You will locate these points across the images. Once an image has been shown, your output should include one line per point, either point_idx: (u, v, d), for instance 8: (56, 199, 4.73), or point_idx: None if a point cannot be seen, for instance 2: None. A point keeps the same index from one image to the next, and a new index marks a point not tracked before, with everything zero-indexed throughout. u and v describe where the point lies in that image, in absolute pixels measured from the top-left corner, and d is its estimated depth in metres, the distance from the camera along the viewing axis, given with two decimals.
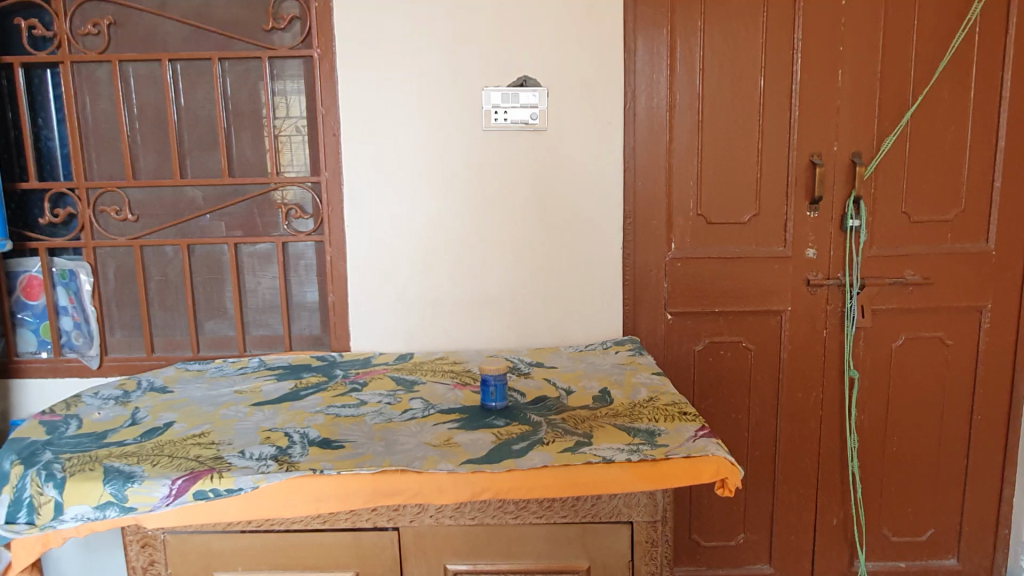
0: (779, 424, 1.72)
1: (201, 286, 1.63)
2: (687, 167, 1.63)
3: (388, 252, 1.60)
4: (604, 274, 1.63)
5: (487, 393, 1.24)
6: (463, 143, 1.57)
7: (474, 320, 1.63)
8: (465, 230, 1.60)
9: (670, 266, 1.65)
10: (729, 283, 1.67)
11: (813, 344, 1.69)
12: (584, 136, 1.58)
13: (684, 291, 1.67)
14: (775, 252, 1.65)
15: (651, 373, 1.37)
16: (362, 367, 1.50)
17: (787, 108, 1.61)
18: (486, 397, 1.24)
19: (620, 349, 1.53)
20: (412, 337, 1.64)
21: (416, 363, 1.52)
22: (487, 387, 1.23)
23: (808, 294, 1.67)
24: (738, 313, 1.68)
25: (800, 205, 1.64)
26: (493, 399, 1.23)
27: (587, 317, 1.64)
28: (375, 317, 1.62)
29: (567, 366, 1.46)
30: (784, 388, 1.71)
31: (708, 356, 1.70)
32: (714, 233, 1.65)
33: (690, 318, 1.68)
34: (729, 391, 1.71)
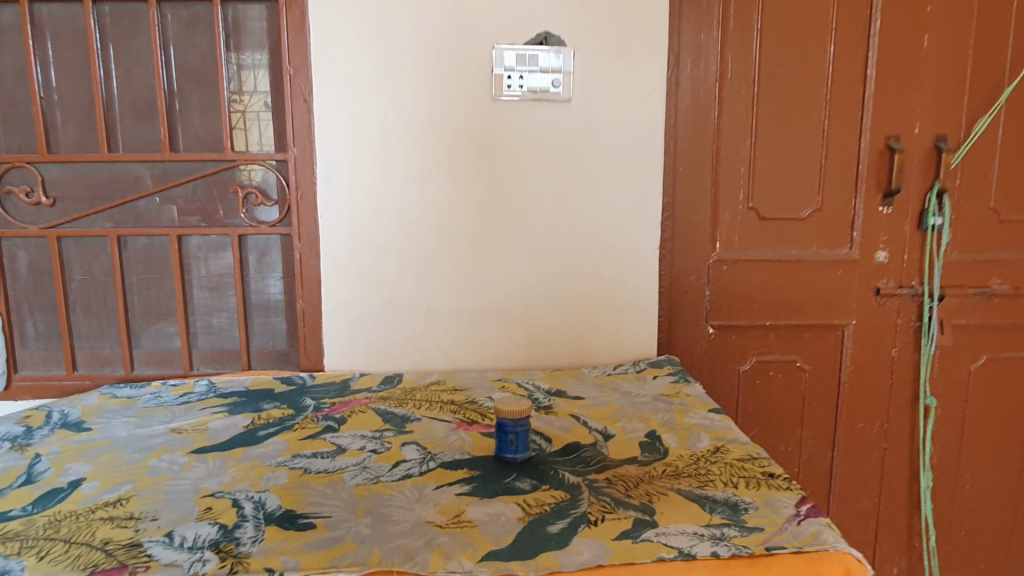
0: (835, 459, 1.44)
1: (136, 288, 1.31)
2: (739, 151, 1.34)
3: (372, 249, 1.29)
4: (636, 280, 1.34)
5: (503, 441, 0.94)
6: (468, 115, 1.26)
7: (477, 333, 1.33)
8: (467, 223, 1.29)
9: (714, 271, 1.37)
10: (783, 291, 1.38)
11: (880, 366, 1.41)
12: (616, 110, 1.28)
13: (729, 300, 1.38)
14: (840, 256, 1.37)
15: (707, 412, 1.07)
16: (339, 395, 1.20)
17: (861, 81, 1.33)
18: (502, 446, 0.94)
19: (659, 375, 1.23)
20: (400, 353, 1.33)
21: (407, 391, 1.21)
22: (504, 435, 0.94)
23: (876, 306, 1.39)
24: (793, 328, 1.40)
25: (871, 199, 1.36)
26: (511, 450, 0.94)
27: (615, 332, 1.35)
28: (356, 329, 1.32)
29: (597, 398, 1.17)
30: (843, 417, 1.43)
31: (755, 378, 1.41)
32: (768, 231, 1.37)
33: (736, 333, 1.40)
34: (778, 419, 1.43)
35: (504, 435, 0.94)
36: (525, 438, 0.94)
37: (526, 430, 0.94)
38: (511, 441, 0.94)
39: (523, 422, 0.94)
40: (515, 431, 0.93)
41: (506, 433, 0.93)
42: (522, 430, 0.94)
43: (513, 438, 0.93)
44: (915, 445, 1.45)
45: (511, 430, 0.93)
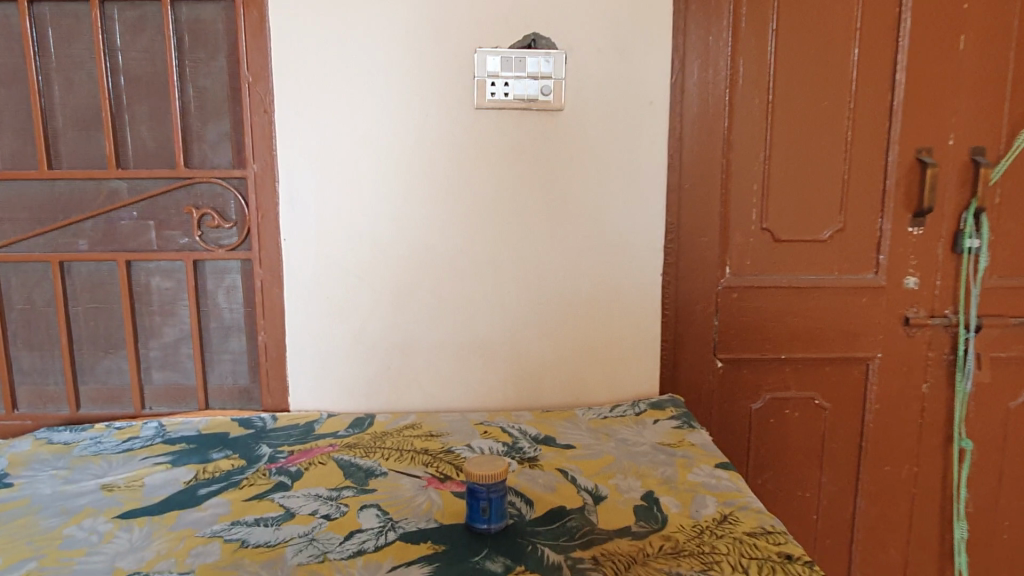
0: (859, 507, 1.29)
1: (82, 319, 1.19)
2: (751, 166, 1.20)
3: (341, 275, 1.16)
4: (636, 309, 1.19)
5: (475, 509, 0.80)
6: (447, 126, 1.13)
7: (458, 369, 1.20)
8: (446, 247, 1.16)
9: (723, 298, 1.23)
10: (801, 320, 1.24)
11: (909, 403, 1.26)
12: (613, 120, 1.14)
13: (740, 331, 1.24)
14: (864, 281, 1.23)
15: (714, 467, 0.93)
16: (299, 443, 1.06)
17: (887, 88, 1.19)
18: (474, 514, 0.81)
19: (661, 419, 1.09)
20: (373, 390, 1.20)
21: (376, 438, 1.08)
22: (475, 502, 0.80)
23: (904, 338, 1.24)
24: (811, 361, 1.25)
25: (900, 218, 1.22)
26: (484, 519, 0.80)
27: (612, 367, 1.21)
28: (324, 364, 1.19)
29: (589, 447, 1.03)
30: (867, 461, 1.28)
31: (769, 417, 1.27)
32: (784, 254, 1.22)
33: (748, 367, 1.25)
34: (795, 463, 1.28)
35: (476, 502, 0.80)
36: (501, 505, 0.81)
37: (502, 496, 0.81)
38: (484, 509, 0.80)
39: (498, 487, 0.80)
40: (489, 497, 0.80)
41: (479, 500, 0.80)
42: (497, 496, 0.80)
43: (486, 505, 0.80)
44: (949, 492, 1.29)
45: (484, 496, 0.80)
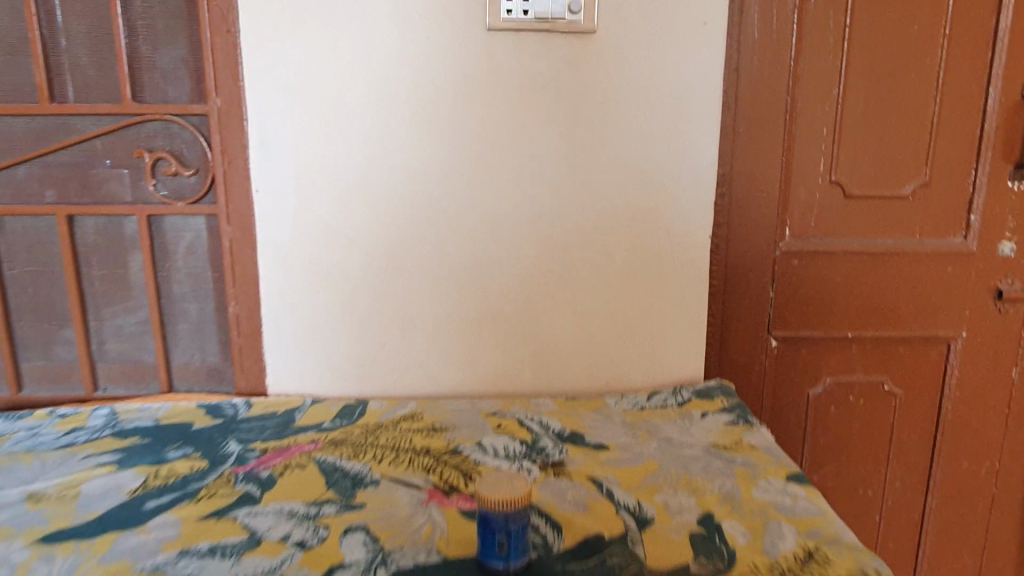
0: (929, 507, 1.13)
1: (18, 285, 1.00)
2: (822, 105, 0.99)
3: (327, 235, 0.97)
4: (679, 279, 1.00)
5: (490, 542, 0.63)
6: (453, 52, 0.92)
7: (466, 347, 1.01)
8: (453, 201, 0.96)
9: (782, 266, 1.03)
10: (873, 292, 1.04)
11: (994, 390, 1.08)
12: (657, 45, 0.92)
13: (800, 305, 1.05)
14: (951, 247, 1.03)
15: (785, 480, 0.75)
16: (274, 440, 0.88)
17: (992, 9, 0.98)
18: (488, 548, 0.63)
19: (710, 414, 0.90)
20: (365, 372, 1.02)
21: (368, 433, 0.90)
22: (490, 535, 0.62)
23: (994, 314, 1.05)
24: (882, 340, 1.06)
25: (997, 171, 1.01)
26: (501, 556, 0.63)
27: (648, 346, 1.02)
28: (308, 340, 1.01)
29: (627, 448, 0.85)
30: (941, 455, 1.11)
31: (829, 405, 1.09)
32: (856, 214, 1.02)
33: (807, 347, 1.07)
34: (857, 457, 1.11)
35: (490, 533, 0.63)
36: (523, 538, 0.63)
37: (525, 526, 0.63)
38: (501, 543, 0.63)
39: (519, 516, 0.63)
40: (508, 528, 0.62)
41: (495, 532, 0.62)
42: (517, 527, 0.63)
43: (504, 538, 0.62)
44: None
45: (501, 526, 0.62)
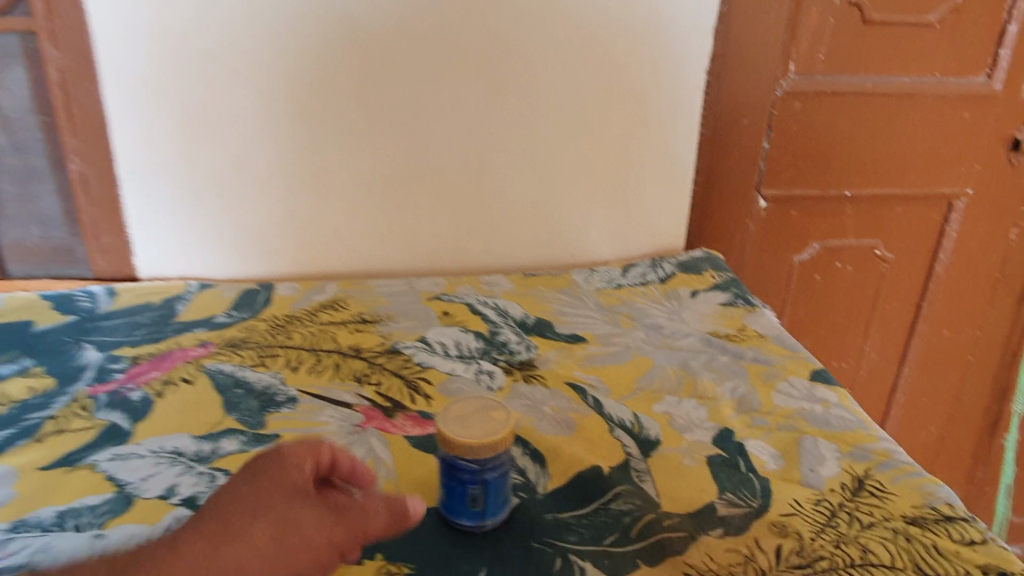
0: (902, 377, 1.05)
1: None
2: None
3: (200, 65, 0.71)
4: (658, 127, 0.81)
5: (461, 498, 0.47)
6: None
7: (395, 214, 0.82)
8: (375, 20, 0.72)
9: (781, 110, 0.85)
10: (880, 143, 0.88)
11: (988, 254, 0.98)
12: None
13: (798, 157, 0.88)
14: (973, 87, 0.87)
15: (810, 381, 0.61)
16: (149, 345, 0.67)
17: None
18: (456, 505, 0.47)
19: (701, 292, 0.76)
20: (269, 246, 0.81)
21: (276, 330, 0.69)
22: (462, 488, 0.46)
23: (1005, 168, 0.92)
24: (882, 199, 0.92)
25: None
26: (476, 514, 0.47)
27: (616, 210, 0.85)
28: (188, 208, 0.78)
29: (608, 340, 0.69)
30: (923, 324, 1.01)
31: (814, 273, 0.96)
32: (874, 44, 0.83)
33: (799, 207, 0.91)
34: (836, 329, 1.00)
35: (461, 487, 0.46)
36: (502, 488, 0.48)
37: (504, 474, 0.48)
38: (477, 500, 0.46)
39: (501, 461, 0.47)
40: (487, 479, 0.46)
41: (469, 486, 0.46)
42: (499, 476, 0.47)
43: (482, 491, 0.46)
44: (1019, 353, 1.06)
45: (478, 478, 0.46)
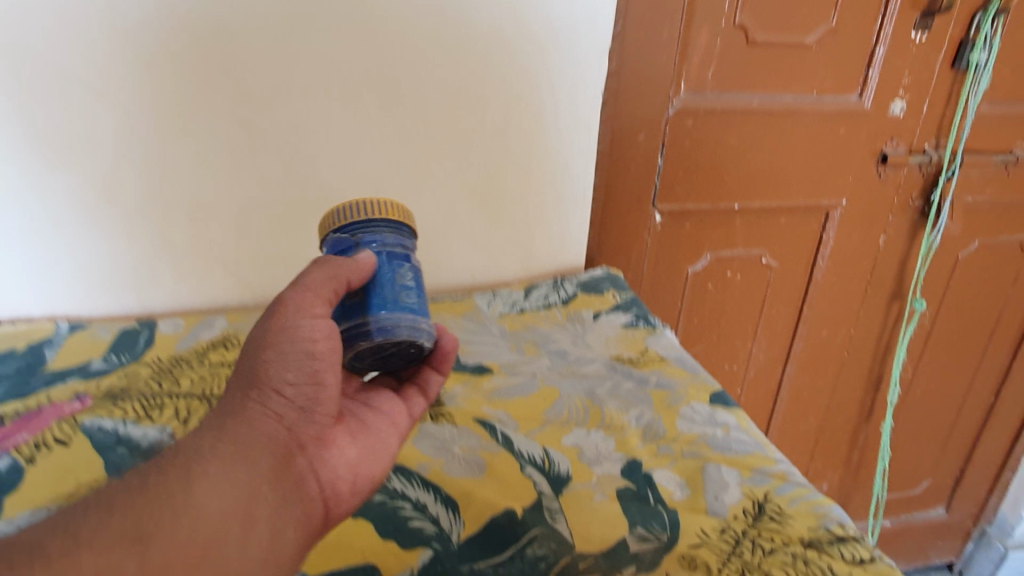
0: (787, 375, 1.11)
1: None
2: None
3: (58, 87, 0.65)
4: (555, 148, 0.81)
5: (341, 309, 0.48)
6: None
7: (287, 241, 0.78)
8: (254, 43, 0.67)
9: (675, 130, 0.86)
10: (765, 159, 0.92)
11: (861, 259, 1.04)
12: None
13: (691, 175, 0.90)
14: (847, 106, 0.92)
15: (711, 405, 0.63)
16: (13, 402, 0.60)
17: None
18: (339, 318, 0.48)
19: (603, 314, 0.78)
20: (150, 279, 0.76)
21: (161, 376, 0.65)
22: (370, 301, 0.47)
23: (875, 180, 0.98)
24: (767, 211, 0.96)
25: (905, 21, 0.88)
26: (354, 312, 0.47)
27: (515, 229, 0.85)
28: (54, 242, 0.72)
29: (514, 370, 0.68)
30: (805, 325, 1.07)
31: (707, 282, 0.99)
32: (758, 67, 0.86)
33: (691, 221, 0.94)
34: (726, 333, 1.04)
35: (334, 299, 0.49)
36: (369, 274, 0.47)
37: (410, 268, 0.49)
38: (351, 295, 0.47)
39: (347, 242, 0.49)
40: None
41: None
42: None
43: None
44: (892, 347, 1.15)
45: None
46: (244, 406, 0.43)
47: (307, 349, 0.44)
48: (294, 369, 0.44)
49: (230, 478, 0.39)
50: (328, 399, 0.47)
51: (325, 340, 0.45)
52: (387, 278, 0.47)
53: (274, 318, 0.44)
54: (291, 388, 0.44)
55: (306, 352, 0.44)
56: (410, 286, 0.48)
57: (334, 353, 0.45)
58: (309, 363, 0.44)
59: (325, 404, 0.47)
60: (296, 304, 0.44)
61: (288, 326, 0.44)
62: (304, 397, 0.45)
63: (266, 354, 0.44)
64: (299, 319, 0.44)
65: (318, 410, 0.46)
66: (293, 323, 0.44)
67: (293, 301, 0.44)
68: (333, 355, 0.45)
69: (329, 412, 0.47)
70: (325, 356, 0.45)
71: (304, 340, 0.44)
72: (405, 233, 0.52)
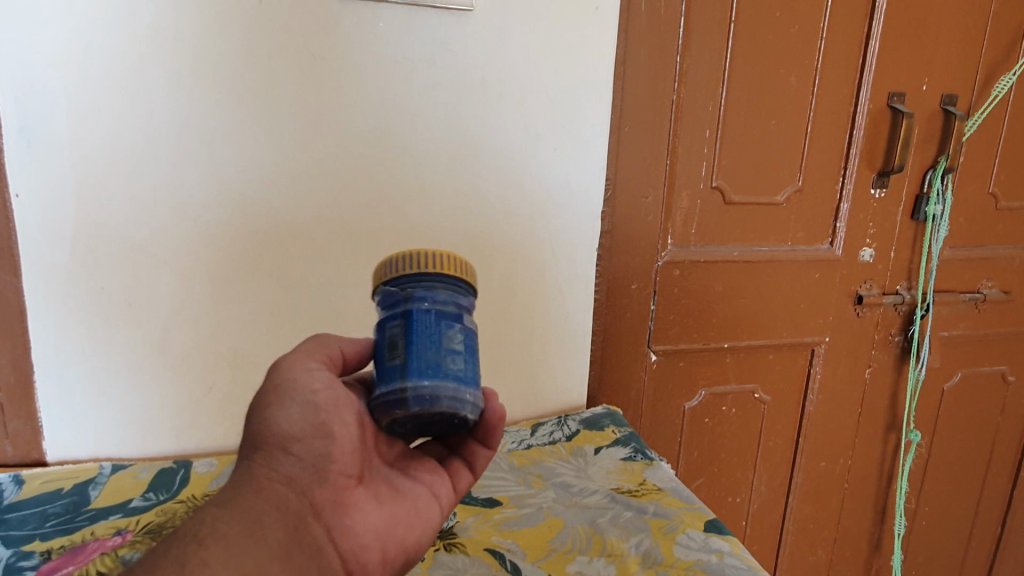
0: (791, 506, 1.14)
1: None
2: (703, 104, 0.89)
3: (125, 254, 0.76)
4: (556, 297, 0.90)
5: (383, 371, 0.47)
6: (294, 22, 0.73)
7: None
8: (295, 214, 0.78)
9: (664, 277, 0.95)
10: (750, 302, 1.00)
11: (850, 392, 1.10)
12: (536, 35, 0.79)
13: (682, 317, 0.98)
14: (820, 253, 1.01)
15: (705, 532, 0.67)
16: (61, 536, 0.65)
17: (867, 8, 0.93)
18: (380, 381, 0.47)
19: (604, 449, 0.83)
20: (187, 421, 0.83)
21: (195, 510, 0.70)
22: (414, 362, 0.45)
23: (854, 319, 1.06)
24: (756, 349, 1.04)
25: (862, 180, 1.00)
26: (394, 376, 0.46)
27: (523, 370, 0.92)
28: (105, 388, 0.79)
29: (522, 502, 0.74)
30: (803, 457, 1.12)
31: (704, 417, 1.05)
32: (735, 222, 0.97)
33: (685, 360, 1.01)
34: (727, 465, 1.09)
35: (377, 358, 0.48)
36: (413, 336, 0.46)
37: (459, 331, 0.48)
38: (393, 357, 0.47)
39: (397, 296, 0.48)
40: (384, 327, 0.48)
41: (374, 338, 0.49)
42: (392, 319, 0.48)
43: (392, 342, 0.47)
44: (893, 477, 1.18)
45: (378, 330, 0.49)
46: (253, 475, 0.49)
47: (308, 401, 0.50)
48: (298, 423, 0.50)
49: (233, 558, 0.43)
50: (345, 459, 0.50)
51: (326, 390, 0.51)
52: (433, 342, 0.46)
53: (275, 377, 0.52)
54: (297, 445, 0.49)
55: (307, 403, 0.50)
56: (457, 351, 0.47)
57: (338, 406, 0.50)
58: (315, 417, 0.50)
59: (343, 463, 0.50)
60: (292, 363, 0.52)
61: (289, 382, 0.51)
62: (314, 453, 0.50)
63: (271, 413, 0.50)
64: (297, 375, 0.51)
65: (332, 469, 0.50)
66: (291, 378, 0.51)
67: (290, 362, 0.52)
68: (338, 408, 0.50)
69: (349, 473, 0.51)
70: (327, 406, 0.50)
71: (303, 391, 0.50)
72: (461, 288, 0.50)
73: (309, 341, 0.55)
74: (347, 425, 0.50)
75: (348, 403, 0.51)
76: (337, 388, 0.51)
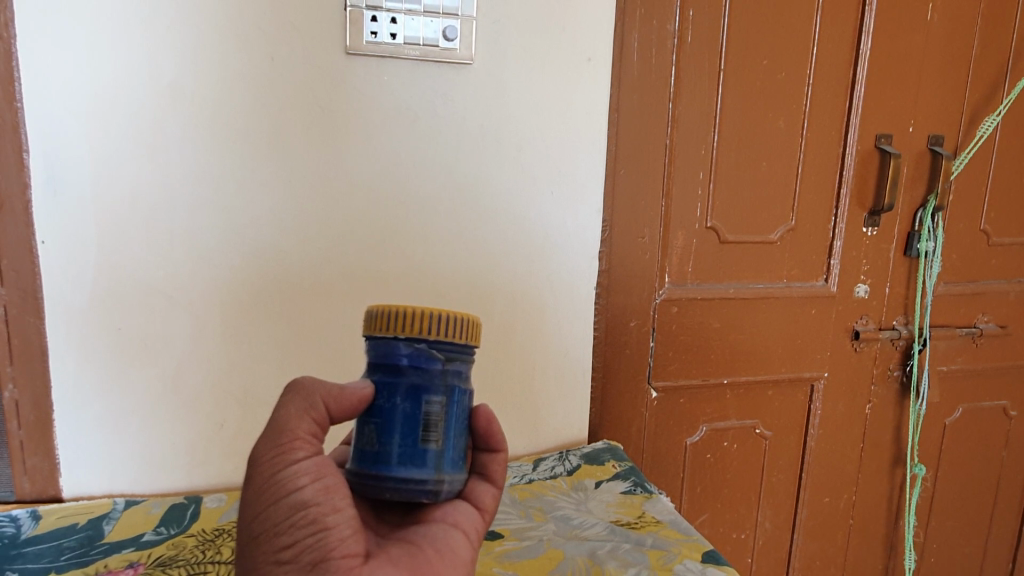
0: (796, 542, 1.14)
1: None
2: (695, 147, 0.93)
3: (142, 296, 0.79)
4: (555, 334, 0.92)
5: (409, 450, 0.46)
6: (304, 73, 0.77)
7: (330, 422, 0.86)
8: (305, 258, 0.82)
9: (664, 313, 0.97)
10: (749, 338, 1.02)
11: (851, 427, 1.11)
12: (533, 86, 0.84)
13: (683, 353, 1.00)
14: (816, 290, 1.03)
15: (703, 563, 0.68)
16: (76, 569, 0.67)
17: (851, 54, 0.97)
18: (404, 461, 0.46)
19: (604, 482, 0.85)
20: (198, 458, 0.85)
21: (205, 544, 0.72)
22: (447, 449, 0.47)
23: (852, 353, 1.08)
24: (756, 385, 1.05)
25: (853, 218, 1.03)
26: (427, 462, 0.46)
27: (525, 409, 0.94)
28: (121, 426, 0.82)
29: (523, 535, 0.75)
30: (806, 493, 1.12)
31: (706, 453, 1.06)
32: (731, 260, 0.99)
33: (686, 395, 1.03)
34: (731, 502, 1.09)
35: (402, 429, 0.46)
36: (449, 422, 0.48)
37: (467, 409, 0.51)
38: (428, 438, 0.46)
39: (437, 367, 0.47)
40: (420, 398, 0.47)
41: (396, 407, 0.46)
42: (432, 395, 0.47)
43: (430, 421, 0.47)
44: (898, 513, 1.19)
45: (408, 396, 0.47)
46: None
47: (296, 500, 0.43)
48: (286, 529, 0.43)
49: None
50: (347, 542, 0.43)
51: (314, 483, 0.44)
52: (459, 428, 0.49)
53: (255, 480, 0.45)
54: (288, 550, 0.42)
55: (295, 502, 0.43)
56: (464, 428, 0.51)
57: (329, 495, 0.44)
58: (303, 514, 0.43)
59: (345, 545, 0.43)
60: (274, 452, 0.45)
61: (272, 481, 0.44)
62: (309, 553, 0.42)
63: (255, 525, 0.43)
64: (278, 472, 0.44)
65: (331, 560, 0.42)
66: (274, 475, 0.44)
67: (269, 454, 0.45)
68: (329, 496, 0.44)
69: (352, 552, 0.43)
70: (316, 499, 0.44)
71: (289, 489, 0.44)
72: None
73: (280, 412, 0.47)
74: (342, 513, 0.44)
75: (341, 487, 0.45)
76: (328, 479, 0.45)
